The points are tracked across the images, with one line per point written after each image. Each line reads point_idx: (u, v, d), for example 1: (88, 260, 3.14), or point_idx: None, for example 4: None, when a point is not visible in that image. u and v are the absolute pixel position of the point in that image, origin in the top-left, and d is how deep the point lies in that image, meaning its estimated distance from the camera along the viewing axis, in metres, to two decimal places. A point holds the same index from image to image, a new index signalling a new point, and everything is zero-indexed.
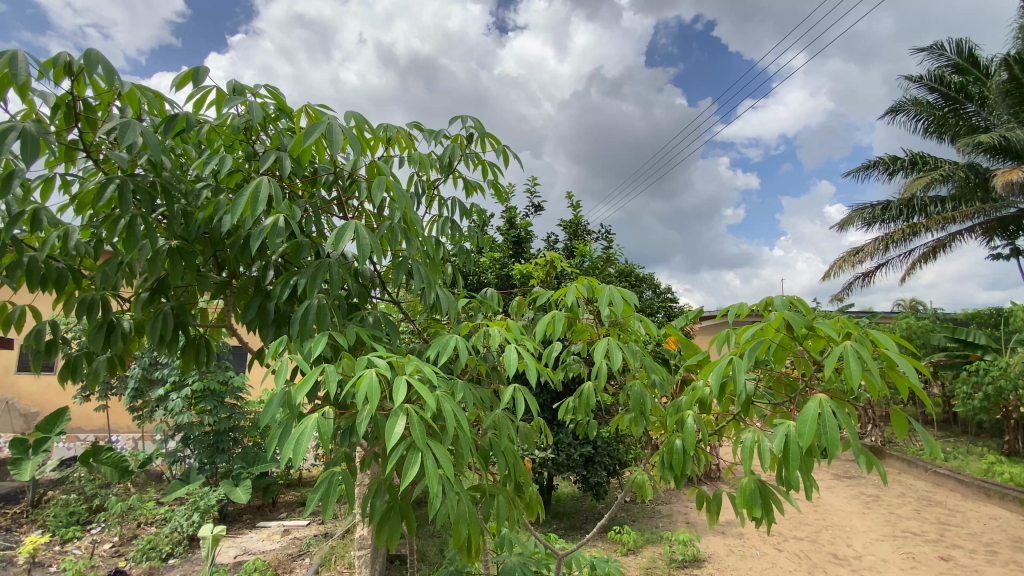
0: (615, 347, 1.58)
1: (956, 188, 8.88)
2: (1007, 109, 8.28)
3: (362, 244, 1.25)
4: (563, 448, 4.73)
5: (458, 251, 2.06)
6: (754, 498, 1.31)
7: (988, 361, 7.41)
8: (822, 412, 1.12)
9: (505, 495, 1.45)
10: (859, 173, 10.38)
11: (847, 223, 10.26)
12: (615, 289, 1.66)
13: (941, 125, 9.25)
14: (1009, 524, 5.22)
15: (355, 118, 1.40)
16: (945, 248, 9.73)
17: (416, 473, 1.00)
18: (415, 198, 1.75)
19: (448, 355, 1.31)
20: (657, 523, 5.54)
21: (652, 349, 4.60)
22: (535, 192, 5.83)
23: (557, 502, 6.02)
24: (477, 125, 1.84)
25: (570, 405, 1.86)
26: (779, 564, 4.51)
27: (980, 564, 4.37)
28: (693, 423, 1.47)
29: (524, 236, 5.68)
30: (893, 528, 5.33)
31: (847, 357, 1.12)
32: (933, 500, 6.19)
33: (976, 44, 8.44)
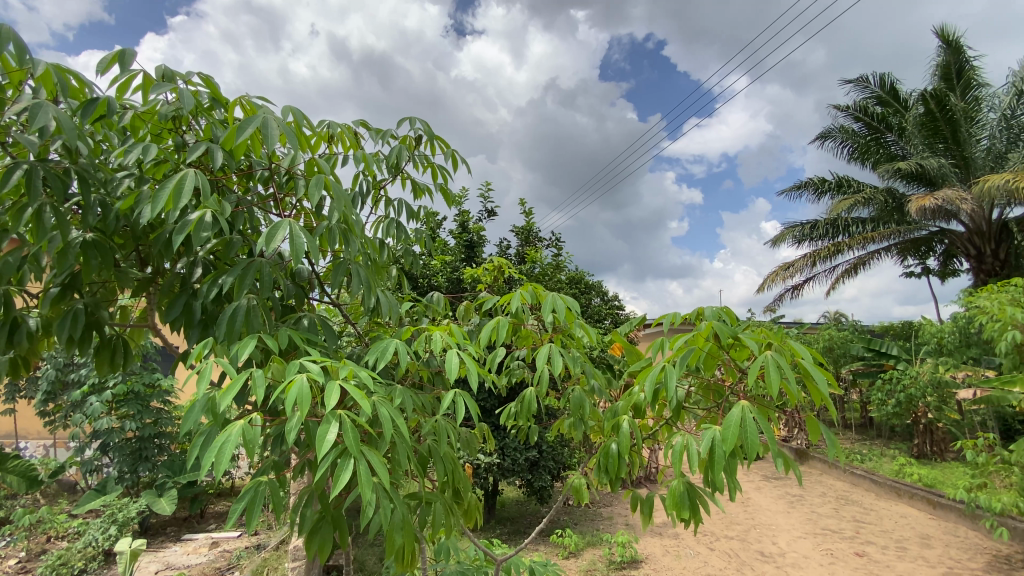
0: (556, 353, 1.60)
1: (875, 210, 9.68)
2: (922, 140, 9.13)
3: (298, 242, 1.20)
4: (509, 453, 4.74)
5: (403, 255, 2.02)
6: (682, 500, 1.36)
7: (899, 370, 8.10)
8: (744, 418, 1.18)
9: (443, 502, 1.42)
10: (791, 192, 11.11)
11: (780, 239, 10.96)
12: (559, 296, 1.67)
13: (864, 152, 10.04)
14: (916, 521, 5.69)
15: (294, 113, 1.35)
16: (865, 265, 10.57)
17: (348, 481, 0.96)
18: (358, 198, 1.71)
19: (387, 360, 1.28)
20: (598, 525, 5.66)
21: (597, 355, 4.73)
22: (488, 198, 5.91)
23: (502, 508, 6.03)
24: (425, 128, 1.83)
25: (513, 410, 1.86)
26: (711, 562, 4.72)
27: (890, 558, 4.72)
28: (628, 428, 1.51)
29: (476, 241, 5.68)
30: (814, 526, 5.70)
31: (768, 366, 1.19)
32: (849, 500, 6.68)
33: (897, 78, 9.29)
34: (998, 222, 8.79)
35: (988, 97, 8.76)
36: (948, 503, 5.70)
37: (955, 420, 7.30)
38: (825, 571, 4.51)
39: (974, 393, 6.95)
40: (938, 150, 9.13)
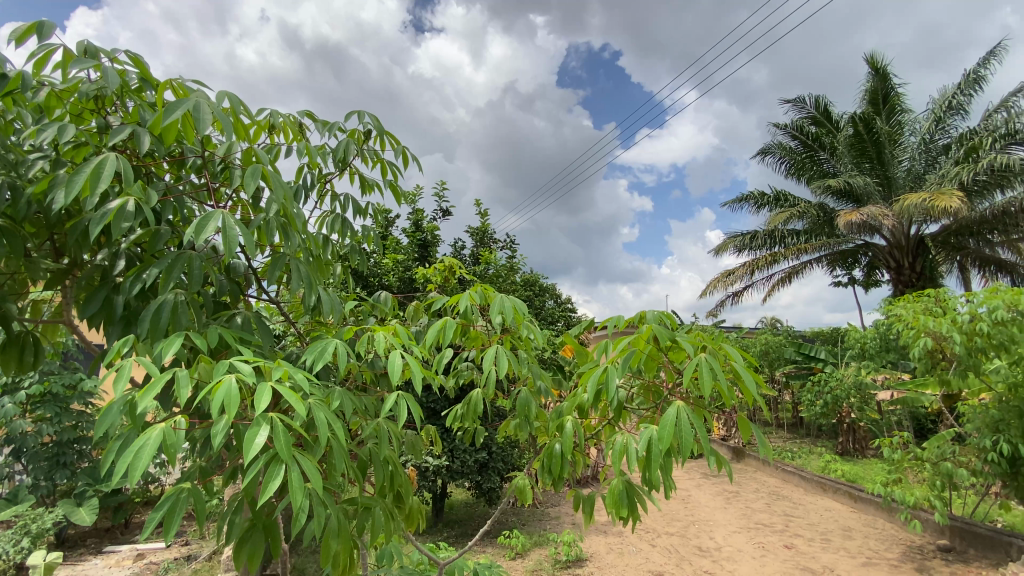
0: (503, 354, 1.59)
1: (809, 223, 10.34)
2: (851, 159, 9.84)
3: (231, 235, 1.14)
4: (458, 455, 4.71)
5: (350, 253, 1.96)
6: (621, 498, 1.40)
7: (826, 373, 8.67)
8: (679, 418, 1.22)
9: (383, 507, 1.39)
10: (734, 203, 11.69)
11: (722, 248, 11.51)
12: (507, 297, 1.66)
13: (800, 169, 10.72)
14: (839, 514, 6.11)
15: (230, 99, 1.28)
16: (798, 274, 11.27)
17: (278, 486, 0.92)
18: (301, 192, 1.65)
19: (325, 361, 1.24)
20: (545, 525, 5.72)
21: (549, 356, 4.80)
22: (443, 197, 5.89)
23: (450, 510, 5.99)
24: (374, 122, 1.79)
25: (459, 412, 1.83)
26: (653, 558, 4.86)
27: (816, 550, 5.04)
28: (571, 428, 1.54)
29: (430, 240, 5.62)
30: (748, 521, 6.00)
31: (701, 368, 1.24)
32: (781, 495, 7.08)
33: (830, 101, 9.99)
34: (914, 237, 9.59)
35: (910, 120, 9.63)
36: (867, 496, 6.14)
37: (875, 420, 7.89)
38: (757, 564, 4.76)
39: (891, 395, 7.54)
40: (864, 170, 9.81)
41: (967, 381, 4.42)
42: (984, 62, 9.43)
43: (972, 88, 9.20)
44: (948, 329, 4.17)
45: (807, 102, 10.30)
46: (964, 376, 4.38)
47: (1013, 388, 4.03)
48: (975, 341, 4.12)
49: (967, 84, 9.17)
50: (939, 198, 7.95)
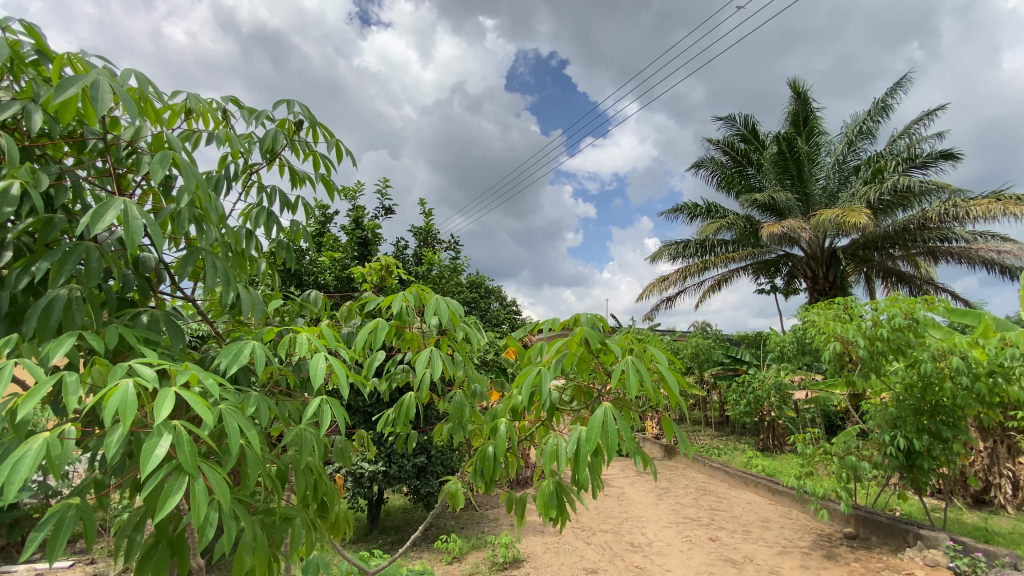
0: (437, 356, 1.53)
1: (737, 234, 10.98)
2: (775, 175, 10.57)
3: (134, 227, 1.05)
4: (395, 460, 4.60)
5: (277, 249, 1.87)
6: (551, 499, 1.41)
7: (750, 374, 9.24)
8: (606, 418, 1.25)
9: (303, 517, 1.32)
10: (670, 213, 12.25)
11: (658, 255, 12.04)
12: (443, 299, 1.60)
13: (729, 182, 11.40)
14: (759, 507, 6.53)
15: (138, 79, 1.18)
16: (727, 281, 11.97)
17: (178, 500, 0.85)
18: (222, 182, 1.55)
19: (240, 364, 1.17)
20: (483, 528, 5.71)
21: (490, 358, 4.79)
22: (385, 194, 5.76)
23: (387, 516, 5.84)
24: (305, 112, 1.71)
25: (391, 416, 1.77)
26: (587, 556, 4.97)
27: (737, 541, 5.34)
28: (504, 431, 1.53)
29: (370, 238, 5.45)
30: (677, 516, 6.27)
31: (628, 370, 1.28)
32: (707, 490, 7.46)
33: (757, 121, 10.70)
34: (828, 250, 10.45)
35: (826, 142, 10.50)
36: (783, 489, 6.59)
37: (792, 418, 8.51)
38: (685, 556, 4.97)
39: (806, 395, 8.16)
40: (786, 185, 10.56)
41: (870, 381, 4.86)
42: (890, 93, 10.45)
43: (879, 116, 10.16)
44: (854, 334, 4.57)
45: (737, 120, 10.99)
46: (867, 376, 4.81)
47: (909, 387, 4.48)
48: (877, 345, 4.53)
49: (875, 112, 10.12)
50: (849, 215, 8.71)
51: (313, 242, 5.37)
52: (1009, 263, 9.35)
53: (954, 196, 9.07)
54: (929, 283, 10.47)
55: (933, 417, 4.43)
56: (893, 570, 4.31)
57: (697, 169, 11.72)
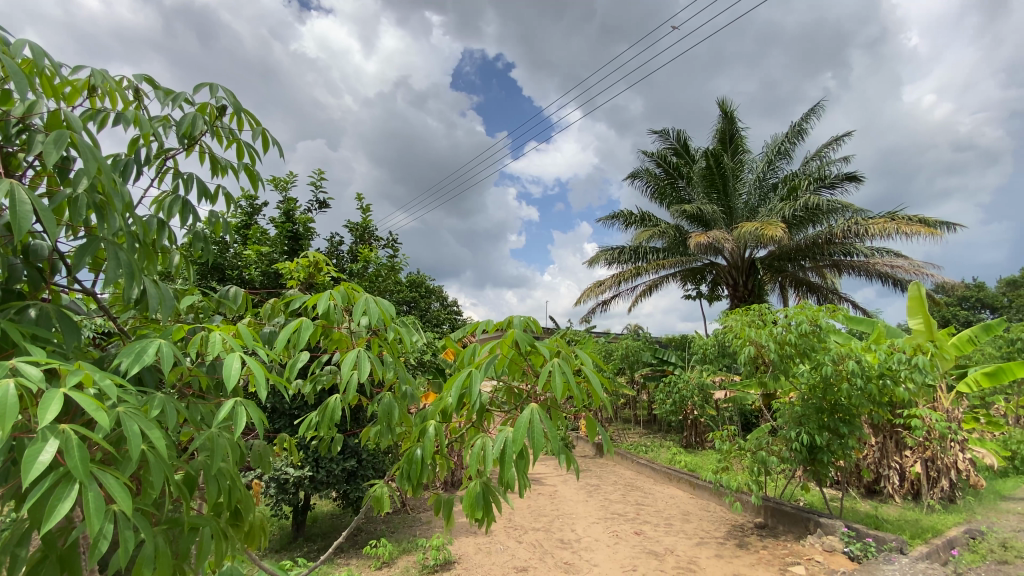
0: (365, 357, 1.47)
1: (667, 242, 11.55)
2: (703, 188, 11.22)
3: (21, 212, 0.95)
4: (323, 464, 4.43)
5: (193, 240, 1.75)
6: (477, 500, 1.41)
7: (676, 375, 9.74)
8: (533, 419, 1.27)
9: (214, 526, 1.25)
10: (607, 220, 12.69)
11: (595, 259, 12.44)
12: (372, 297, 1.53)
13: (662, 193, 12.00)
14: (681, 501, 6.90)
15: (32, 48, 1.07)
16: (657, 287, 12.55)
17: (66, 510, 0.78)
18: (131, 166, 1.43)
19: (144, 363, 1.09)
20: (414, 530, 5.63)
21: (427, 359, 4.73)
22: (320, 187, 5.55)
23: (313, 523, 5.61)
24: (229, 97, 1.62)
25: (315, 419, 1.70)
26: (518, 555, 5.03)
27: (660, 534, 5.62)
28: (433, 433, 1.52)
29: (302, 233, 5.22)
30: (605, 512, 6.49)
31: (554, 372, 1.32)
32: (634, 486, 7.79)
33: (689, 136, 11.34)
34: (747, 260, 11.23)
35: (749, 160, 11.29)
36: (703, 484, 6.99)
37: (713, 416, 9.07)
38: (611, 551, 5.16)
39: (725, 394, 8.73)
40: (712, 199, 11.24)
41: (780, 382, 5.27)
42: (805, 118, 11.40)
43: (795, 138, 11.06)
44: (766, 338, 4.99)
45: (670, 135, 11.60)
46: (778, 377, 5.21)
47: (813, 388, 4.89)
48: (785, 349, 4.97)
49: (791, 135, 11.00)
50: (767, 228, 9.40)
51: (238, 234, 5.07)
52: (900, 276, 10.49)
53: (856, 215, 10.03)
54: (834, 293, 11.50)
55: (832, 415, 4.86)
56: (796, 556, 4.69)
57: (632, 179, 12.24)
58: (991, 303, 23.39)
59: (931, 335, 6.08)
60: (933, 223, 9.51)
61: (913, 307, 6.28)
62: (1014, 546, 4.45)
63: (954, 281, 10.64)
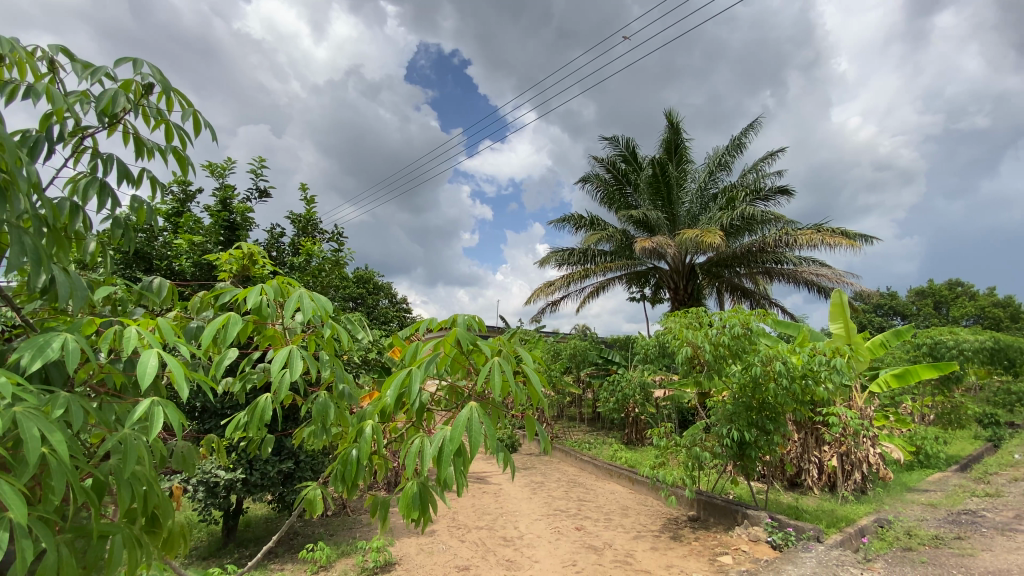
0: (298, 355, 1.41)
1: (614, 245, 11.87)
2: (649, 195, 11.62)
3: None
4: (258, 466, 4.22)
5: (112, 227, 1.61)
6: (414, 501, 1.40)
7: (619, 374, 10.04)
8: (472, 418, 1.26)
9: (127, 534, 1.17)
10: (558, 222, 12.89)
11: (546, 260, 12.62)
12: (308, 292, 1.47)
13: (611, 199, 12.35)
14: (620, 495, 7.13)
15: None
16: (605, 288, 12.87)
17: None
18: (40, 144, 1.31)
19: (46, 360, 1.00)
20: (354, 533, 5.49)
21: (372, 357, 4.62)
22: (260, 175, 5.32)
23: (246, 527, 5.35)
24: (157, 74, 1.51)
25: (245, 419, 1.62)
26: (460, 554, 5.02)
27: (600, 529, 5.77)
28: (370, 433, 1.48)
29: (239, 222, 4.97)
30: (548, 509, 6.59)
31: (494, 370, 1.32)
32: (577, 482, 7.97)
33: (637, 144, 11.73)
34: (688, 265, 11.74)
35: (692, 170, 11.80)
36: (641, 479, 7.24)
37: (653, 414, 9.44)
38: (552, 547, 5.24)
39: (664, 393, 9.09)
40: (658, 205, 11.66)
41: (714, 382, 5.55)
42: (744, 133, 12.04)
43: (735, 151, 11.67)
44: (702, 339, 5.27)
45: (620, 142, 11.96)
46: (712, 376, 5.49)
47: (743, 387, 5.13)
48: (719, 350, 5.26)
49: (731, 148, 11.60)
50: (707, 235, 9.87)
51: (168, 221, 4.75)
52: (824, 285, 11.29)
53: (787, 226, 10.70)
54: (766, 299, 12.23)
55: (760, 412, 5.16)
56: (725, 546, 4.96)
57: (583, 183, 12.52)
58: (901, 310, 25.65)
59: (849, 339, 6.60)
60: (854, 236, 10.30)
61: (835, 313, 6.83)
62: (915, 533, 4.89)
63: (872, 290, 11.56)
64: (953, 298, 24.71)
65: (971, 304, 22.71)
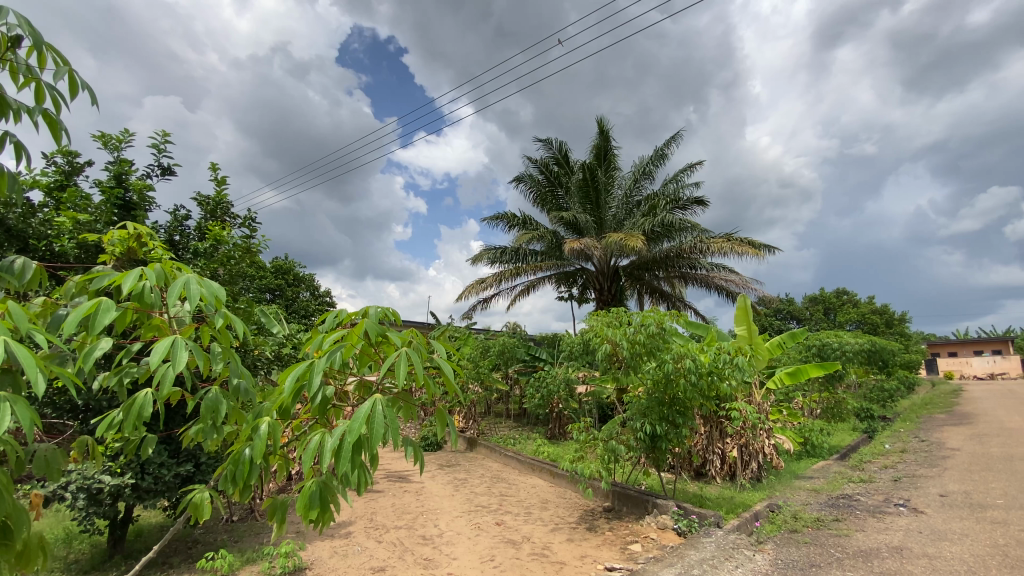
0: (183, 345, 1.28)
1: (545, 246, 12.11)
2: (580, 198, 11.97)
3: None
4: (151, 471, 3.84)
5: None
6: (313, 500, 1.33)
7: (545, 371, 10.24)
8: (374, 412, 1.21)
9: None
10: (491, 219, 12.92)
11: (478, 258, 12.62)
12: (197, 277, 1.35)
13: (543, 199, 12.58)
14: (541, 489, 7.29)
15: None
16: (534, 287, 13.09)
17: None
18: None
19: None
20: (262, 538, 5.16)
21: (286, 352, 4.35)
22: (162, 151, 4.83)
23: (135, 538, 4.85)
24: (25, 26, 1.31)
25: (121, 417, 1.47)
26: (376, 555, 4.88)
27: (519, 523, 5.85)
28: (266, 431, 1.40)
29: (136, 201, 4.50)
30: (469, 505, 6.59)
31: (402, 362, 1.29)
32: (500, 478, 8.05)
33: (569, 148, 12.03)
34: (612, 267, 12.21)
35: (619, 176, 12.26)
36: (561, 473, 7.44)
37: (575, 410, 9.73)
38: (471, 543, 5.24)
39: (586, 389, 9.40)
40: (587, 209, 12.05)
41: (630, 378, 5.81)
42: (667, 144, 12.72)
43: (658, 161, 12.29)
44: (620, 336, 5.53)
45: (553, 144, 12.20)
46: (629, 372, 5.75)
47: (656, 383, 5.39)
48: (636, 347, 5.53)
49: (655, 158, 12.21)
50: (630, 239, 10.31)
51: (48, 196, 4.19)
52: (732, 290, 12.21)
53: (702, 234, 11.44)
54: (681, 301, 13.00)
55: (671, 407, 5.47)
56: (636, 535, 5.21)
57: (517, 182, 12.66)
58: (796, 314, 28.40)
59: (751, 339, 7.19)
60: (759, 246, 11.22)
61: (739, 316, 7.42)
62: (800, 517, 5.42)
63: (773, 297, 12.66)
64: (840, 305, 27.68)
65: (854, 310, 25.57)
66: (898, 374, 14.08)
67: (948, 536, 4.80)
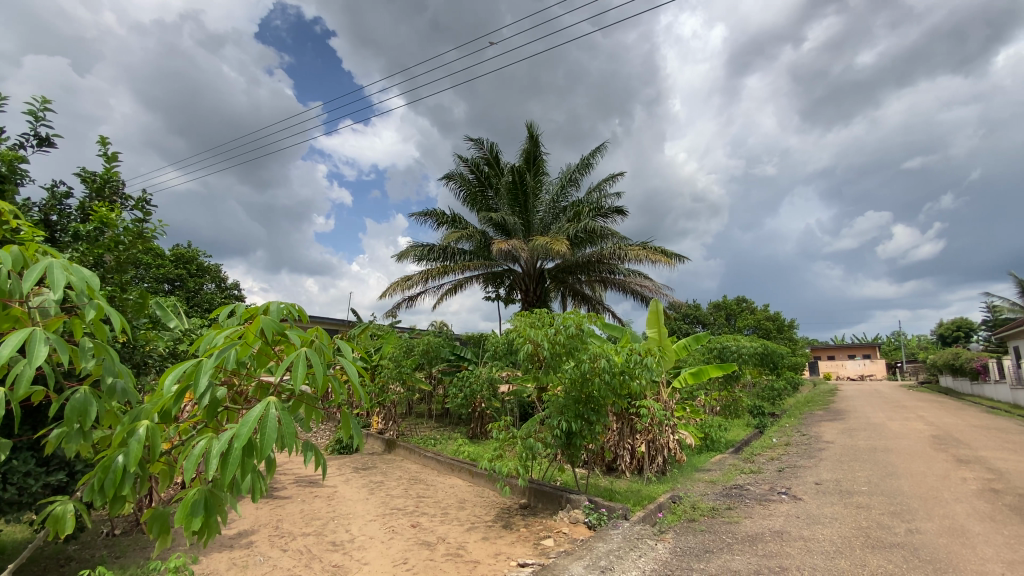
0: (44, 340, 1.15)
1: (474, 246, 12.19)
2: (509, 200, 12.13)
3: None
4: (13, 481, 3.35)
5: None
6: (195, 510, 1.24)
7: (467, 370, 10.23)
8: (267, 414, 1.15)
9: None
10: (419, 216, 12.73)
11: (405, 254, 12.38)
12: (64, 263, 1.21)
13: (473, 199, 12.62)
14: (459, 489, 7.28)
15: None
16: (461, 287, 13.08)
17: None
18: None
19: None
20: (150, 552, 4.70)
21: (184, 348, 3.99)
22: (39, 118, 4.25)
23: None
24: None
25: None
26: (280, 564, 4.62)
27: (435, 524, 5.80)
28: (144, 435, 1.29)
29: (3, 174, 3.92)
30: (384, 508, 6.42)
31: (299, 363, 1.24)
32: (418, 479, 7.93)
33: (499, 150, 12.12)
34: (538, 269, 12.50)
35: (547, 181, 12.55)
36: (480, 472, 7.48)
37: (498, 409, 9.82)
38: (383, 547, 5.11)
39: (508, 388, 9.53)
40: (515, 211, 12.24)
41: (549, 377, 5.96)
42: (592, 154, 13.21)
43: (583, 170, 12.71)
44: (541, 337, 5.66)
45: (483, 144, 12.23)
46: (548, 372, 5.88)
47: (573, 382, 5.59)
48: (555, 347, 5.69)
49: (580, 166, 12.62)
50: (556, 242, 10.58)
51: None
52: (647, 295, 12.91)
53: (621, 241, 12.01)
54: (601, 304, 13.54)
55: (586, 404, 5.69)
56: (549, 530, 5.37)
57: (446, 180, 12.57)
58: (703, 319, 30.64)
59: (660, 341, 7.66)
60: (671, 254, 11.97)
61: (651, 320, 7.89)
62: (698, 506, 5.86)
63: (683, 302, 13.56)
64: (740, 311, 30.22)
65: (751, 317, 28.14)
66: (786, 375, 15.65)
67: (820, 520, 5.42)
